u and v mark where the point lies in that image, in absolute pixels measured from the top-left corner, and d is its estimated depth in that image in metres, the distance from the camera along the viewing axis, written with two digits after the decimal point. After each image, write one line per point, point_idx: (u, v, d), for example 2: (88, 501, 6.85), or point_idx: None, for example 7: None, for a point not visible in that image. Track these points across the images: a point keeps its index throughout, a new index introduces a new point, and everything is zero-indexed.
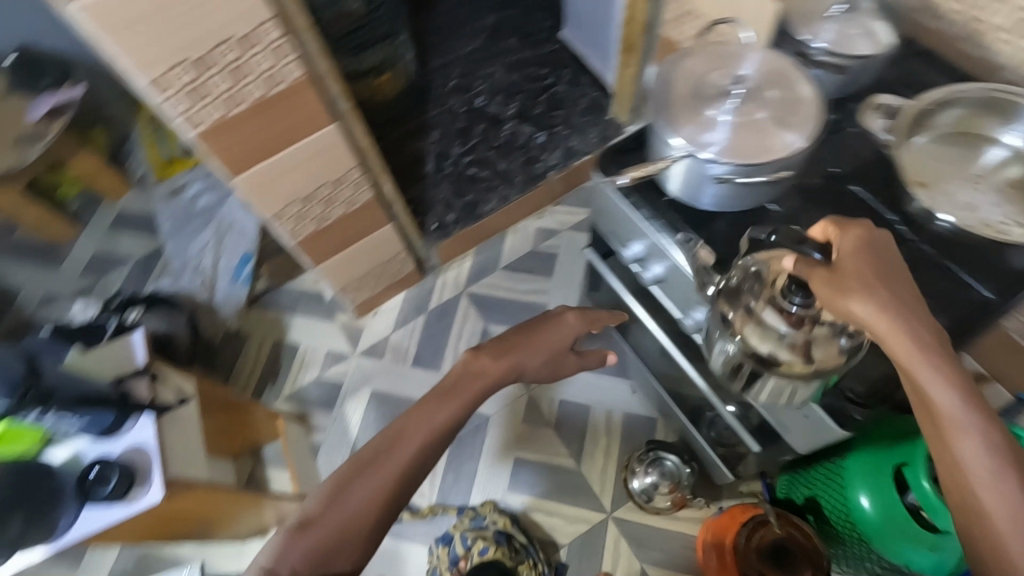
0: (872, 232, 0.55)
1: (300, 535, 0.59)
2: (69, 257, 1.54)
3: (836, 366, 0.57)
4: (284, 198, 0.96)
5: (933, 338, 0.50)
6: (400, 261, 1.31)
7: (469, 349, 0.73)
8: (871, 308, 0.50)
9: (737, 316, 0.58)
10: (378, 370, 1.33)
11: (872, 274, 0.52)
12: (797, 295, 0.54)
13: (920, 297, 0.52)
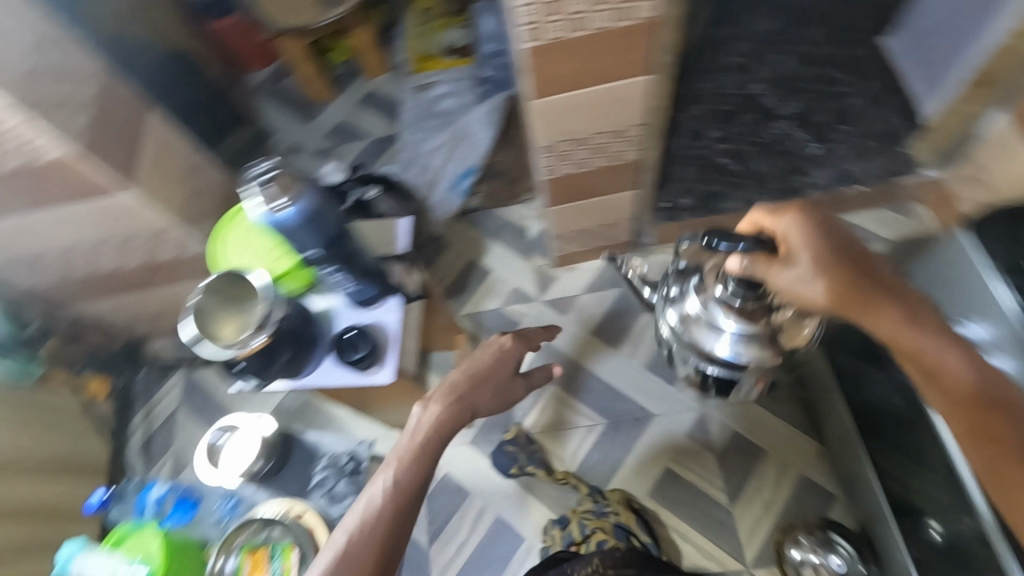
0: (798, 215, 0.67)
1: (429, 420, 0.78)
2: (321, 116, 1.69)
3: (768, 339, 0.75)
4: (562, 133, 0.93)
5: (897, 313, 0.62)
6: (623, 228, 1.26)
7: (420, 402, 0.80)
8: (805, 285, 0.64)
9: (697, 315, 0.76)
10: (558, 325, 1.31)
11: (794, 254, 0.65)
12: (732, 282, 0.70)
13: (866, 267, 0.65)
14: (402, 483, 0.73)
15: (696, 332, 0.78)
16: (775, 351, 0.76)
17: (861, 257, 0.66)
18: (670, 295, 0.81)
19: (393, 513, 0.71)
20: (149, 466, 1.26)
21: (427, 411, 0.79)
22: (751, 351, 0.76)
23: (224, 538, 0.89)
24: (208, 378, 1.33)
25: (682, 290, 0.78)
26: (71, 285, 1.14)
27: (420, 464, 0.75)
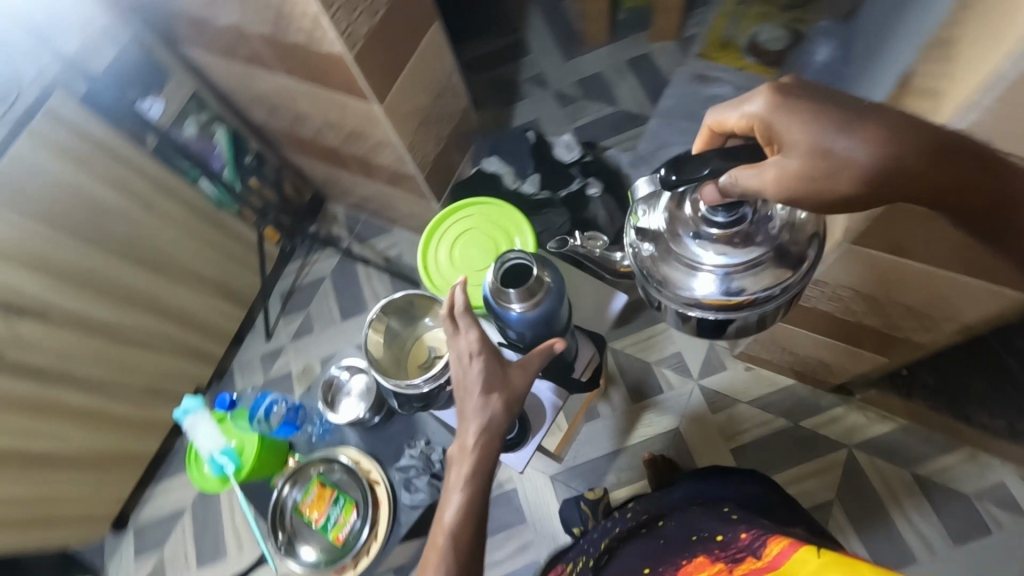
0: (779, 89, 0.46)
1: (473, 364, 0.61)
2: (580, 57, 1.50)
3: (767, 250, 0.48)
4: (854, 282, 0.73)
5: (841, 138, 0.43)
6: (839, 373, 1.04)
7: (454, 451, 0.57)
8: (789, 165, 0.43)
9: (677, 247, 0.50)
10: (700, 419, 1.16)
11: (796, 122, 0.44)
12: (719, 210, 0.47)
13: (842, 104, 0.45)
14: (494, 418, 0.59)
15: (689, 278, 0.50)
16: (779, 268, 0.48)
17: (817, 93, 0.46)
18: (637, 247, 0.53)
19: (483, 465, 0.56)
20: (284, 312, 1.38)
21: (464, 336, 0.63)
22: (754, 271, 0.48)
23: (296, 467, 0.90)
24: (361, 268, 1.39)
25: (656, 216, 0.51)
26: (289, 136, 1.14)
27: (479, 412, 0.58)
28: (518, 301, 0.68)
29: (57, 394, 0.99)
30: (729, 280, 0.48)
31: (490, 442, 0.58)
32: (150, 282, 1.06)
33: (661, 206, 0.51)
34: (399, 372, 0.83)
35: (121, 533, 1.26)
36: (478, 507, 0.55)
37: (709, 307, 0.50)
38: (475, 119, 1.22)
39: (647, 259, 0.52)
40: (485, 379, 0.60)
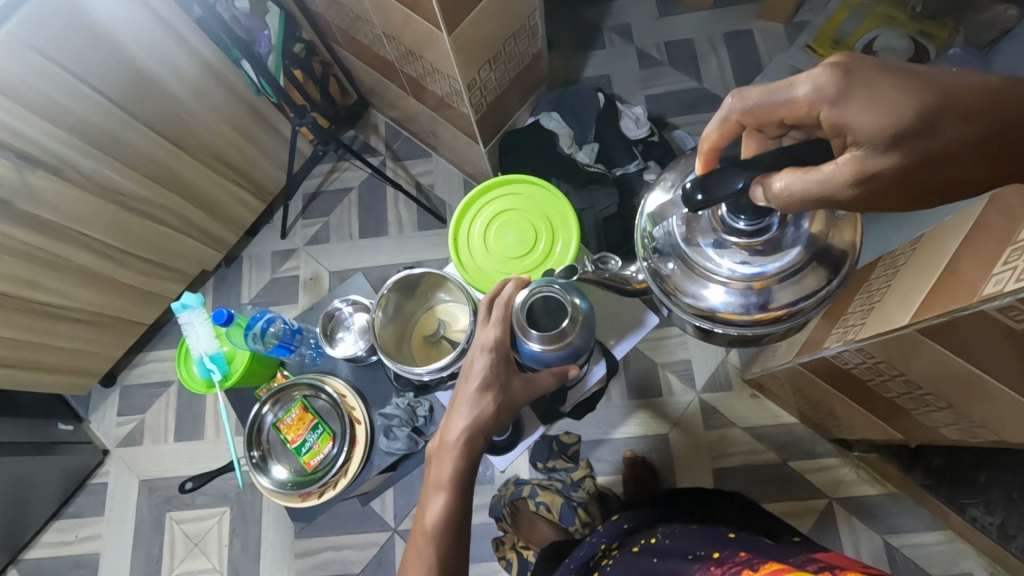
0: (828, 71, 0.43)
1: (481, 357, 0.67)
2: (674, 17, 1.35)
3: (801, 256, 0.51)
4: (900, 365, 0.67)
5: (901, 110, 0.40)
6: (843, 431, 1.00)
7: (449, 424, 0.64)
8: (873, 162, 0.41)
9: (698, 261, 0.53)
10: (690, 432, 1.15)
11: (858, 105, 0.41)
12: (741, 217, 0.48)
13: (896, 74, 0.41)
14: (484, 416, 0.64)
15: (718, 291, 0.53)
16: (818, 268, 0.51)
17: (873, 67, 0.42)
18: (659, 263, 0.56)
19: (465, 464, 0.62)
20: (304, 214, 1.35)
21: (486, 330, 0.68)
22: (790, 279, 0.51)
23: (280, 387, 0.91)
24: (390, 189, 1.33)
25: (668, 233, 0.55)
26: (345, 35, 1.05)
27: (472, 407, 0.64)
28: (535, 342, 0.68)
29: (64, 251, 0.98)
30: (766, 293, 0.52)
31: (474, 440, 0.63)
32: (173, 158, 1.02)
33: (672, 224, 0.54)
34: (407, 359, 0.84)
35: (109, 387, 1.31)
36: (460, 510, 0.60)
37: (743, 322, 0.53)
38: (545, 63, 1.11)
39: (670, 277, 0.55)
40: (486, 375, 0.66)
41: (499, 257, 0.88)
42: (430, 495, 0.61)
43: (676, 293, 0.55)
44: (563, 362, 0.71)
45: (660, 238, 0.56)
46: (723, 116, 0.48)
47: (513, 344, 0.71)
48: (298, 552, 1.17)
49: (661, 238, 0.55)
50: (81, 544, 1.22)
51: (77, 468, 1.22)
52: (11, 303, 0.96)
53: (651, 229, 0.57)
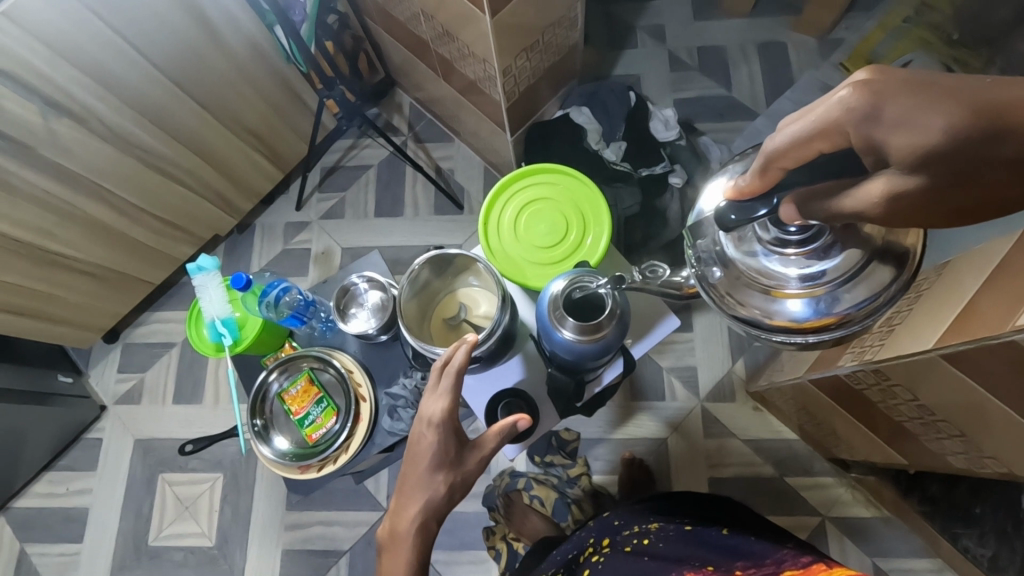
0: (851, 88, 0.31)
1: (428, 435, 0.61)
2: (709, 21, 1.34)
3: (859, 255, 0.39)
4: (912, 387, 0.67)
5: (937, 123, 0.28)
6: (843, 450, 1.00)
7: (400, 509, 0.61)
8: (900, 185, 0.31)
9: (747, 268, 0.42)
10: (689, 439, 1.15)
11: (886, 122, 0.30)
12: (790, 227, 0.38)
13: (933, 81, 0.29)
14: (435, 501, 0.61)
15: (774, 302, 0.41)
16: (881, 269, 0.39)
17: (905, 75, 0.30)
18: (702, 269, 0.45)
19: (419, 552, 0.59)
20: (320, 187, 1.34)
21: (430, 408, 0.61)
22: (849, 284, 0.40)
23: (289, 357, 0.91)
24: (409, 169, 1.33)
25: (710, 238, 0.44)
26: (380, 10, 1.04)
27: (423, 492, 0.60)
28: (569, 329, 0.68)
29: (80, 202, 0.97)
30: (831, 298, 0.40)
31: (428, 525, 0.60)
32: (198, 119, 1.01)
33: (716, 229, 0.43)
34: (434, 338, 0.85)
35: (111, 344, 1.30)
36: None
37: (804, 331, 0.42)
38: (578, 58, 1.10)
39: (714, 287, 0.44)
40: (435, 453, 0.61)
41: (526, 243, 0.89)
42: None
43: (728, 305, 0.43)
44: (592, 355, 0.70)
45: (702, 243, 0.45)
46: (758, 164, 0.36)
47: (545, 331, 0.70)
48: (288, 525, 1.17)
49: (700, 243, 0.44)
50: (71, 497, 1.22)
51: (74, 421, 1.22)
52: (24, 250, 0.96)
53: (691, 234, 0.45)
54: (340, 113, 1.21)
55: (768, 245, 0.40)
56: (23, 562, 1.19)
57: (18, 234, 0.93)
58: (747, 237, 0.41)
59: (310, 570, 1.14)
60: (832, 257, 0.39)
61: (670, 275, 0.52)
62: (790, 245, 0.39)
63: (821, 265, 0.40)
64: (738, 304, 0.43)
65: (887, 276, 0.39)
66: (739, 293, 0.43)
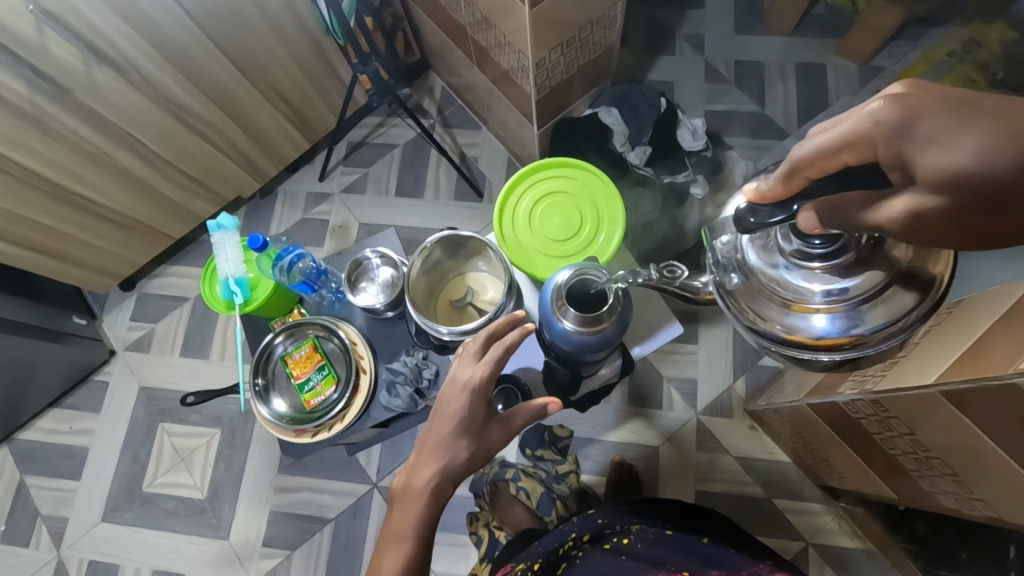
0: (885, 103, 0.33)
1: (459, 398, 0.59)
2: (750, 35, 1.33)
3: (882, 277, 0.39)
4: (912, 423, 0.67)
5: (965, 143, 0.29)
6: (833, 479, 1.00)
7: (417, 469, 0.57)
8: (922, 202, 0.32)
9: (768, 279, 0.42)
10: (681, 450, 1.15)
11: (916, 137, 0.31)
12: (815, 239, 0.39)
13: (968, 103, 0.30)
14: (454, 465, 0.57)
15: (794, 317, 0.41)
16: (904, 293, 0.40)
17: (941, 96, 0.31)
18: (721, 276, 0.45)
19: (429, 514, 0.56)
20: (345, 161, 1.36)
21: (469, 369, 0.60)
22: (870, 304, 0.40)
23: (296, 322, 0.93)
24: (434, 153, 1.34)
25: (731, 245, 0.44)
26: None
27: (446, 453, 0.57)
28: (570, 319, 0.68)
29: (112, 150, 0.99)
30: (851, 317, 0.40)
31: (442, 490, 0.57)
32: (233, 81, 1.02)
33: (740, 236, 0.43)
34: (440, 317, 0.87)
35: (127, 292, 1.33)
36: (420, 564, 0.53)
37: (820, 348, 0.42)
38: (614, 59, 1.09)
39: (732, 295, 0.44)
40: (463, 416, 0.59)
41: (538, 234, 0.90)
42: (388, 547, 0.54)
43: (745, 313, 0.43)
44: (591, 348, 0.70)
45: (722, 249, 0.45)
46: (784, 170, 0.37)
47: (546, 319, 0.70)
48: (278, 487, 1.19)
49: (721, 249, 0.44)
50: (73, 436, 1.25)
51: (83, 362, 1.25)
52: (54, 190, 0.98)
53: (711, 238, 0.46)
54: (372, 90, 1.22)
55: (793, 257, 0.40)
56: (21, 493, 1.23)
57: (50, 174, 0.95)
58: (773, 246, 0.41)
59: (295, 534, 1.16)
60: (857, 276, 0.39)
61: (688, 278, 0.52)
62: (816, 258, 0.39)
63: (844, 282, 0.40)
64: (757, 314, 0.43)
65: (906, 302, 0.40)
66: (759, 303, 0.42)
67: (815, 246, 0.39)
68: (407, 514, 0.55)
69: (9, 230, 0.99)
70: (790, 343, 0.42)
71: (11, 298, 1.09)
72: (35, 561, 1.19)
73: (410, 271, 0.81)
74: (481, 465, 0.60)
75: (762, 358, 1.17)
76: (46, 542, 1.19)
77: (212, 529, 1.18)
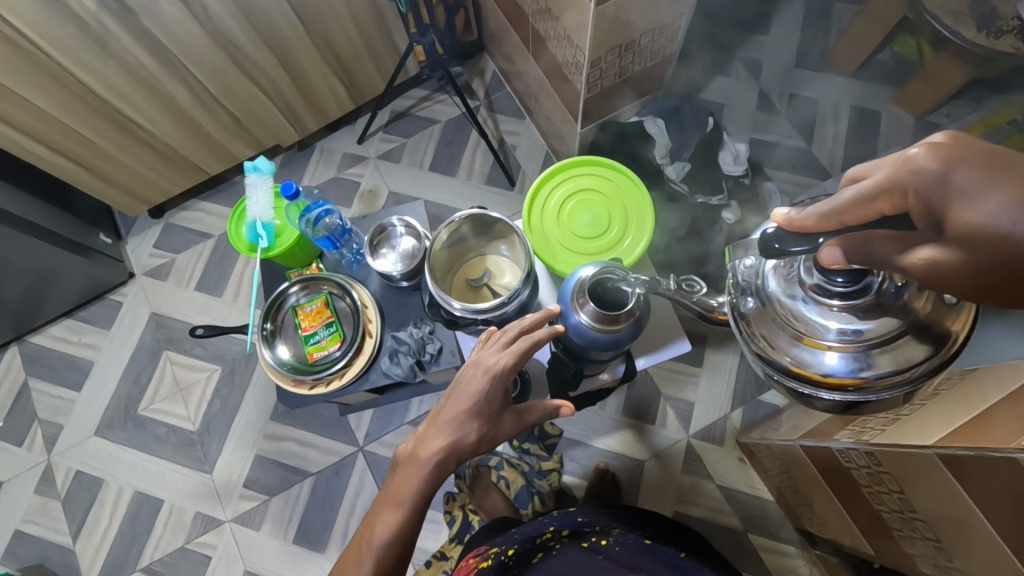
0: (926, 152, 0.35)
1: (480, 380, 0.59)
2: (811, 68, 1.30)
3: (897, 324, 0.39)
4: (904, 479, 0.65)
5: (997, 199, 0.32)
6: (812, 523, 0.99)
7: (427, 439, 0.58)
8: (945, 255, 0.33)
9: (785, 308, 0.41)
10: (666, 469, 1.15)
11: (951, 188, 0.33)
12: (838, 277, 0.38)
13: (1000, 165, 0.33)
14: (460, 445, 0.58)
15: (805, 350, 0.41)
16: (916, 345, 0.39)
17: (978, 152, 0.33)
18: (737, 298, 0.45)
19: (429, 486, 0.57)
20: (385, 128, 1.37)
21: (494, 358, 0.60)
22: (880, 349, 0.39)
23: (313, 276, 0.95)
24: (474, 134, 1.34)
25: (752, 269, 0.44)
26: None
27: (455, 431, 0.58)
28: (587, 314, 0.69)
29: (165, 79, 1.01)
30: (861, 359, 0.40)
31: (445, 465, 0.58)
32: (292, 31, 1.03)
33: (763, 262, 0.43)
34: (454, 293, 0.88)
35: (154, 219, 1.36)
36: (412, 530, 0.55)
37: (824, 385, 0.41)
38: (669, 71, 1.09)
39: (745, 319, 0.44)
40: (480, 400, 0.59)
41: (566, 228, 0.91)
42: (384, 508, 0.56)
43: (756, 339, 0.43)
44: (599, 345, 0.71)
45: (744, 271, 0.45)
46: (822, 207, 0.37)
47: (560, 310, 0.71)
48: (266, 433, 1.21)
49: (741, 271, 0.44)
50: (81, 348, 1.29)
51: (102, 280, 1.28)
52: (103, 108, 1.01)
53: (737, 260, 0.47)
54: (425, 62, 1.22)
55: (812, 291, 0.40)
56: (23, 394, 1.26)
57: (102, 91, 0.98)
58: (795, 276, 0.41)
59: (275, 481, 1.18)
60: (874, 321, 0.39)
61: (704, 294, 0.52)
62: (834, 294, 0.39)
63: (859, 324, 0.39)
64: (767, 343, 0.43)
65: (919, 354, 0.39)
66: (770, 332, 0.42)
67: (834, 283, 0.38)
68: (407, 480, 0.56)
69: (53, 139, 1.02)
70: (794, 376, 0.42)
71: (44, 206, 1.12)
72: (25, 461, 1.22)
73: (434, 243, 0.82)
74: (484, 449, 0.61)
75: (763, 394, 1.16)
76: (39, 446, 1.23)
77: (197, 462, 1.21)
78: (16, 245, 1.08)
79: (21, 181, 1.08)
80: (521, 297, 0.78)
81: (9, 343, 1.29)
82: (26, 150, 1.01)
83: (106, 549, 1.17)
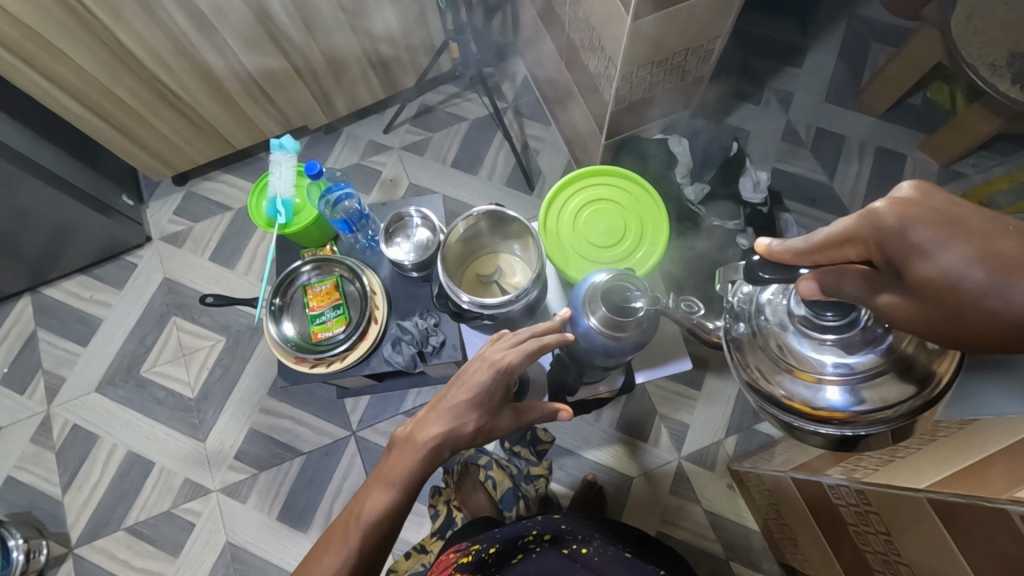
0: (889, 205, 0.33)
1: (484, 373, 0.60)
2: (843, 103, 1.30)
3: (882, 362, 0.39)
4: (893, 521, 0.65)
5: (950, 257, 0.31)
6: (794, 558, 0.99)
7: (424, 425, 0.59)
8: (902, 302, 0.33)
9: (777, 340, 0.42)
10: (654, 488, 1.15)
11: (909, 244, 0.32)
12: (826, 311, 0.39)
13: (956, 218, 0.31)
14: (455, 436, 0.58)
15: (796, 382, 0.41)
16: (899, 384, 0.39)
17: (939, 207, 0.32)
18: (731, 323, 0.46)
19: (423, 470, 0.57)
20: (412, 120, 1.38)
21: (497, 355, 0.61)
22: (865, 386, 0.39)
23: (326, 256, 0.96)
24: (499, 136, 1.35)
25: (749, 295, 0.45)
26: None
27: (452, 421, 0.58)
28: (596, 317, 0.69)
29: (203, 50, 1.03)
30: (848, 394, 0.40)
31: (440, 451, 0.58)
32: (331, 14, 1.05)
33: (757, 289, 0.44)
34: (462, 283, 0.89)
35: (177, 186, 1.38)
36: (401, 511, 0.56)
37: (813, 418, 0.41)
38: (699, 93, 1.09)
39: (738, 346, 0.45)
40: (480, 393, 0.59)
41: (580, 232, 0.92)
42: (376, 486, 0.57)
43: (751, 370, 0.44)
44: (604, 352, 0.72)
45: (741, 298, 0.46)
46: (800, 244, 0.38)
47: (571, 315, 0.72)
48: (262, 408, 1.22)
49: (738, 296, 0.45)
50: (92, 305, 1.31)
51: (120, 240, 1.30)
52: (139, 71, 1.03)
53: (734, 283, 0.47)
54: (458, 60, 1.24)
55: (800, 322, 0.40)
56: (30, 343, 1.28)
57: (143, 54, 1.00)
58: (787, 306, 0.41)
59: (265, 456, 1.19)
60: (861, 359, 0.39)
61: (702, 315, 0.53)
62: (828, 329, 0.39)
63: (847, 361, 0.40)
64: (762, 377, 0.43)
65: (905, 393, 0.39)
66: (762, 366, 0.43)
67: (820, 319, 0.39)
68: (401, 462, 0.57)
69: (88, 96, 1.04)
70: (785, 408, 0.42)
71: (72, 160, 1.14)
72: (25, 408, 1.24)
73: (449, 235, 0.82)
74: (478, 443, 0.62)
75: (759, 424, 1.15)
76: (39, 396, 1.25)
77: (192, 428, 1.22)
78: (40, 195, 1.10)
79: (52, 134, 1.10)
80: (529, 297, 0.78)
81: (23, 293, 1.31)
82: (60, 103, 1.04)
83: (94, 504, 1.18)
